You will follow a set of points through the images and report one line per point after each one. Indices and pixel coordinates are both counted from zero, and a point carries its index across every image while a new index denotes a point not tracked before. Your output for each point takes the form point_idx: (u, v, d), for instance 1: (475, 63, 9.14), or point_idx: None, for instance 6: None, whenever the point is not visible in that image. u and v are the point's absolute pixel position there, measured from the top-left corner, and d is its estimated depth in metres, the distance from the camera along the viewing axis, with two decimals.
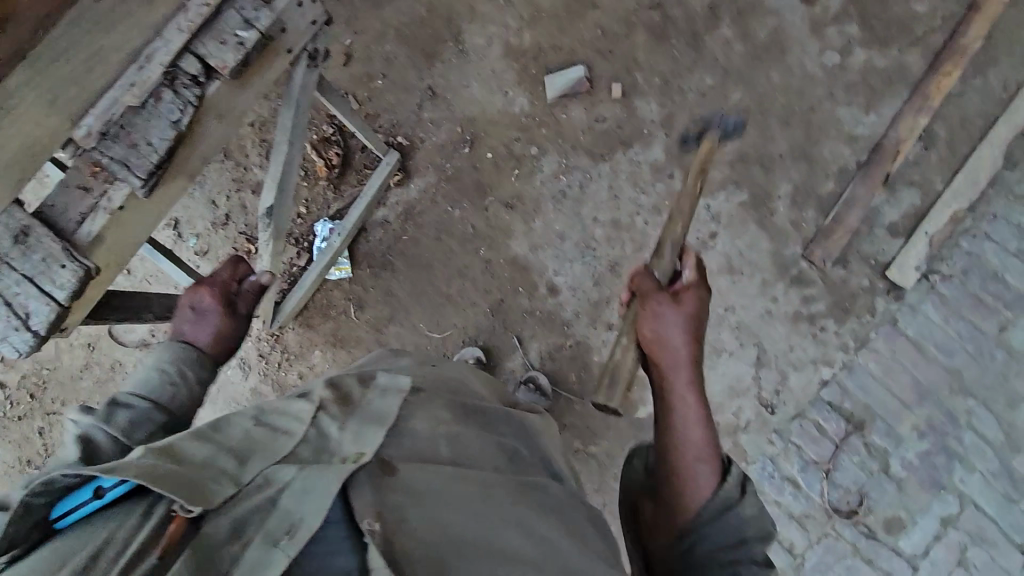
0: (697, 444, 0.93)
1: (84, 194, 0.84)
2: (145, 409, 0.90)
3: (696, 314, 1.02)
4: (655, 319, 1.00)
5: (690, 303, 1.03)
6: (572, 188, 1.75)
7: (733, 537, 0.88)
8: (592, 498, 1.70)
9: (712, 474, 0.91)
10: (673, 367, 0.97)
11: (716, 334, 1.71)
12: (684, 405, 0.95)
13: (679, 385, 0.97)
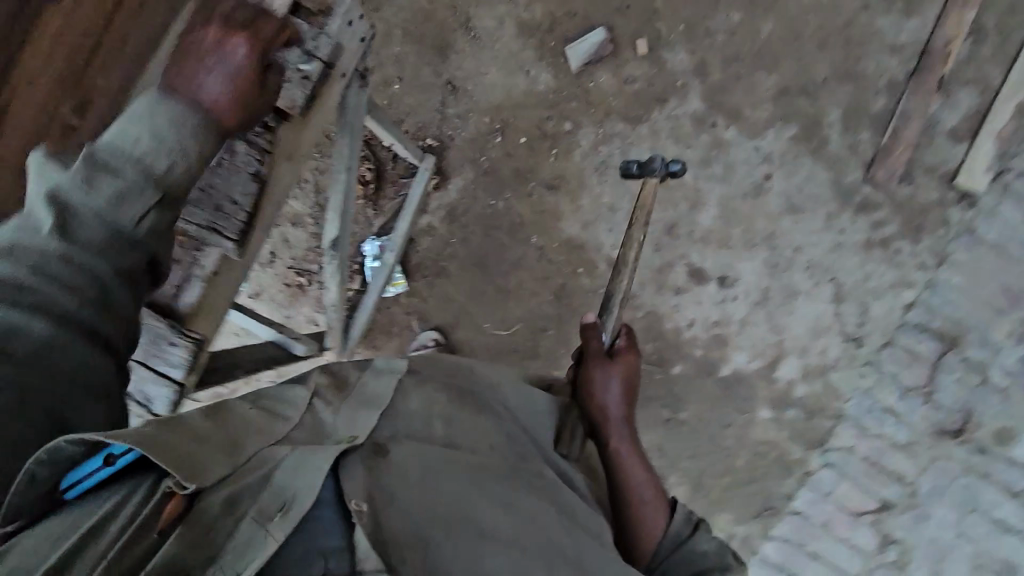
0: (642, 492, 0.99)
1: (177, 264, 0.81)
2: (131, 174, 0.71)
3: (628, 377, 1.13)
4: (592, 385, 1.10)
5: (624, 365, 1.14)
6: (614, 157, 1.68)
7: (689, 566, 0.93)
8: (691, 464, 1.67)
9: (660, 515, 0.97)
10: (610, 428, 1.05)
11: (788, 277, 1.66)
12: (626, 460, 1.03)
13: (620, 446, 1.04)
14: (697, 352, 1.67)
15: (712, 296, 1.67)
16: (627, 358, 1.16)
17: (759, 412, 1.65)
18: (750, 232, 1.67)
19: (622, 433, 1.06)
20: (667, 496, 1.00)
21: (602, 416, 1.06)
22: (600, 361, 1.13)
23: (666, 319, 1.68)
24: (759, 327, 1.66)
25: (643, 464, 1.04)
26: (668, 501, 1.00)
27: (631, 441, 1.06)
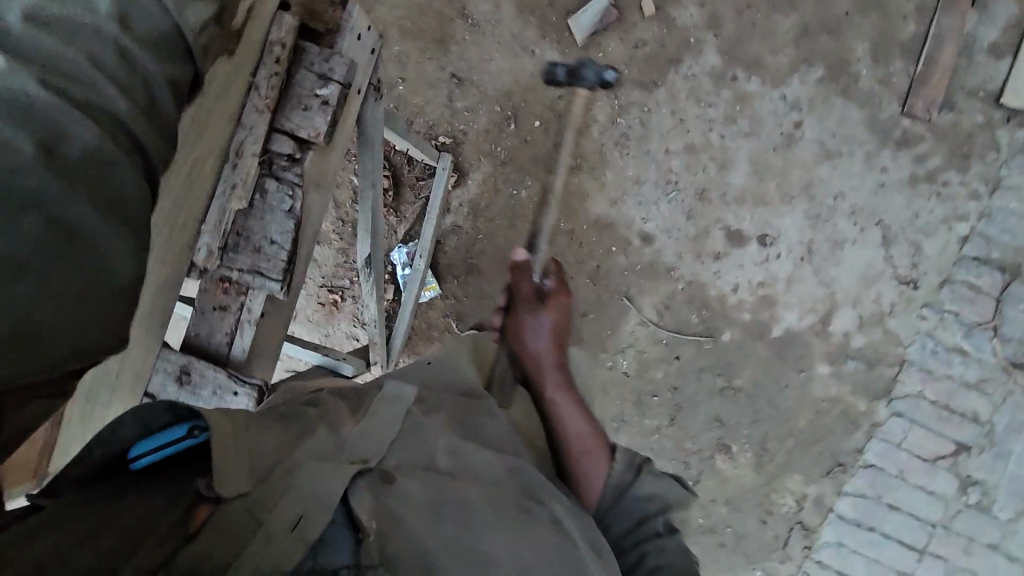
0: (581, 436, 0.95)
1: (225, 313, 0.78)
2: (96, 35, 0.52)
3: (557, 341, 1.20)
4: (525, 340, 1.19)
5: (552, 327, 1.23)
6: (634, 128, 1.62)
7: (638, 524, 0.85)
8: (753, 431, 1.62)
9: (602, 462, 0.90)
10: (546, 381, 1.08)
11: (832, 226, 1.59)
12: (561, 407, 1.02)
13: (555, 397, 1.04)
14: (746, 316, 1.62)
15: (753, 257, 1.61)
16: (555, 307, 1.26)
17: (817, 368, 1.60)
18: (786, 184, 1.60)
19: (558, 387, 1.08)
20: (607, 444, 0.94)
21: (536, 372, 1.10)
22: (538, 322, 1.22)
23: (708, 286, 1.63)
24: (807, 282, 1.61)
25: (580, 411, 1.02)
26: (608, 446, 0.94)
27: (565, 392, 1.07)
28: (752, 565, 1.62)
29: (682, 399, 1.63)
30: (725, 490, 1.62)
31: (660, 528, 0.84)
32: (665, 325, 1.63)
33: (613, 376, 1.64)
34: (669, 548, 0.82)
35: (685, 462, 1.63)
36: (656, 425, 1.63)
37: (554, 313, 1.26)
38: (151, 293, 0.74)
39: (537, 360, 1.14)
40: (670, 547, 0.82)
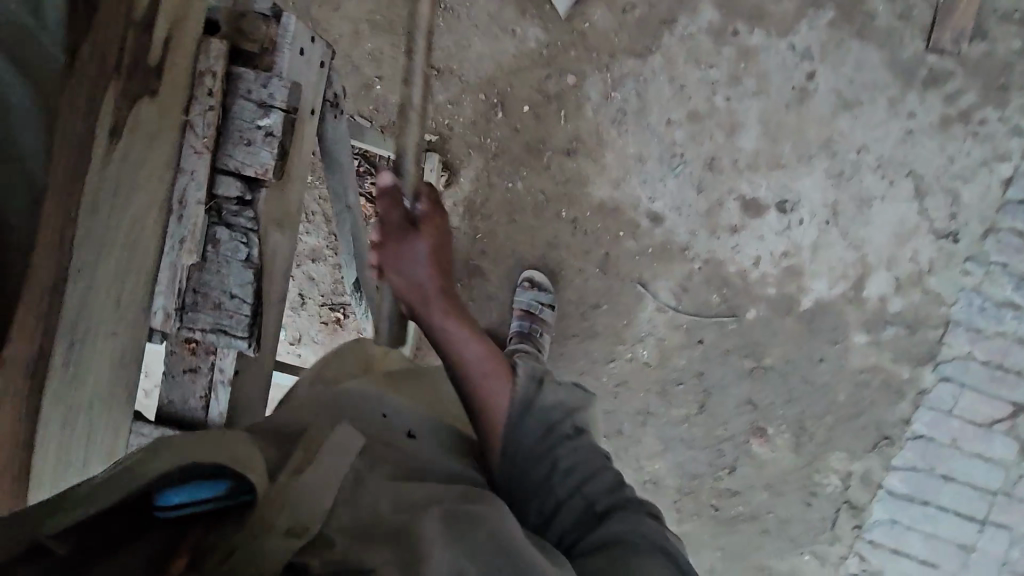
0: (477, 363, 0.84)
1: (195, 376, 0.72)
2: None
3: (434, 239, 0.93)
4: (394, 263, 0.91)
5: (426, 231, 0.93)
6: (631, 101, 1.50)
7: (548, 432, 0.80)
8: (791, 411, 1.52)
9: (503, 381, 0.83)
10: (427, 304, 0.89)
11: (858, 183, 1.46)
12: (451, 332, 0.87)
13: (440, 320, 0.88)
14: (771, 290, 1.51)
15: (773, 226, 1.50)
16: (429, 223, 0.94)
17: (853, 338, 1.49)
18: (803, 143, 1.47)
19: (443, 304, 0.89)
20: (507, 360, 0.85)
21: (413, 295, 0.90)
22: (399, 228, 0.91)
23: (727, 263, 1.52)
24: (835, 246, 1.48)
25: (474, 329, 0.88)
26: (510, 365, 0.85)
27: (451, 307, 0.90)
28: (799, 550, 1.55)
29: (709, 384, 1.53)
30: (765, 475, 1.54)
31: (569, 430, 0.81)
32: (684, 308, 1.53)
33: (634, 368, 1.56)
34: (582, 448, 0.80)
35: (719, 449, 1.55)
36: (685, 414, 1.55)
37: (424, 211, 0.95)
38: (106, 369, 0.64)
39: (413, 276, 0.90)
40: (582, 446, 0.80)
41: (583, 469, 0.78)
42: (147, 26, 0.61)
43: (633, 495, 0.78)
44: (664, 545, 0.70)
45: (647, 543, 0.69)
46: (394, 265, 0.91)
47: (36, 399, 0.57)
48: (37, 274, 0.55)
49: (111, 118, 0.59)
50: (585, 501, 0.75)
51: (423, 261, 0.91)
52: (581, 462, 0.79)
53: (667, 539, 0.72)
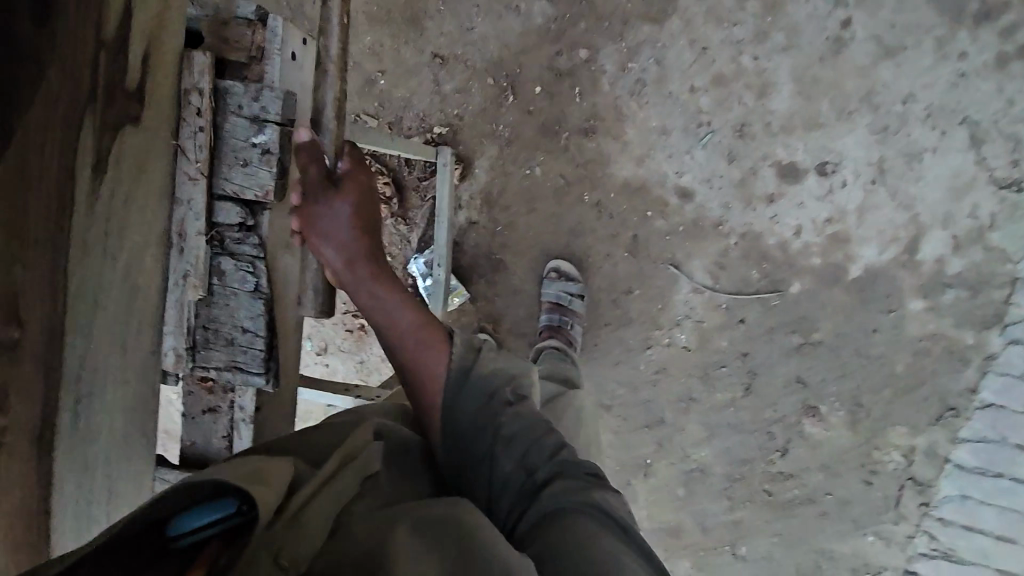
0: (410, 331, 0.80)
1: (216, 416, 0.73)
2: None
3: (363, 196, 0.74)
4: (313, 227, 0.71)
5: (352, 186, 0.73)
6: (650, 70, 1.40)
7: (487, 399, 0.78)
8: (845, 386, 1.43)
9: (441, 349, 0.80)
10: (357, 274, 0.76)
11: (906, 137, 1.34)
12: (383, 301, 0.80)
13: (372, 290, 0.78)
14: (815, 261, 1.41)
15: (814, 192, 1.39)
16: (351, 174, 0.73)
17: (908, 305, 1.39)
18: (841, 99, 1.35)
19: (375, 271, 0.77)
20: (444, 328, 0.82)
21: (341, 266, 0.74)
22: (317, 184, 0.70)
23: (766, 235, 1.42)
24: (884, 208, 1.37)
25: (405, 293, 0.82)
26: (445, 329, 0.83)
27: (383, 272, 0.79)
28: (862, 531, 1.47)
29: (755, 364, 1.45)
30: (820, 456, 1.46)
31: (511, 397, 0.79)
32: (722, 287, 1.45)
33: (673, 353, 1.48)
34: (526, 415, 0.78)
35: (769, 432, 1.47)
36: (730, 398, 1.47)
37: (346, 160, 0.73)
38: (119, 419, 0.62)
39: (339, 244, 0.73)
40: (525, 412, 0.78)
41: (527, 438, 0.75)
42: (119, 45, 0.55)
43: (573, 456, 0.75)
44: (604, 506, 0.69)
45: (587, 505, 0.68)
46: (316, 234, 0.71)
47: (46, 462, 0.54)
48: (33, 331, 0.51)
49: (92, 153, 0.54)
50: (524, 466, 0.73)
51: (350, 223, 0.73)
52: (526, 430, 0.76)
53: (606, 499, 0.70)
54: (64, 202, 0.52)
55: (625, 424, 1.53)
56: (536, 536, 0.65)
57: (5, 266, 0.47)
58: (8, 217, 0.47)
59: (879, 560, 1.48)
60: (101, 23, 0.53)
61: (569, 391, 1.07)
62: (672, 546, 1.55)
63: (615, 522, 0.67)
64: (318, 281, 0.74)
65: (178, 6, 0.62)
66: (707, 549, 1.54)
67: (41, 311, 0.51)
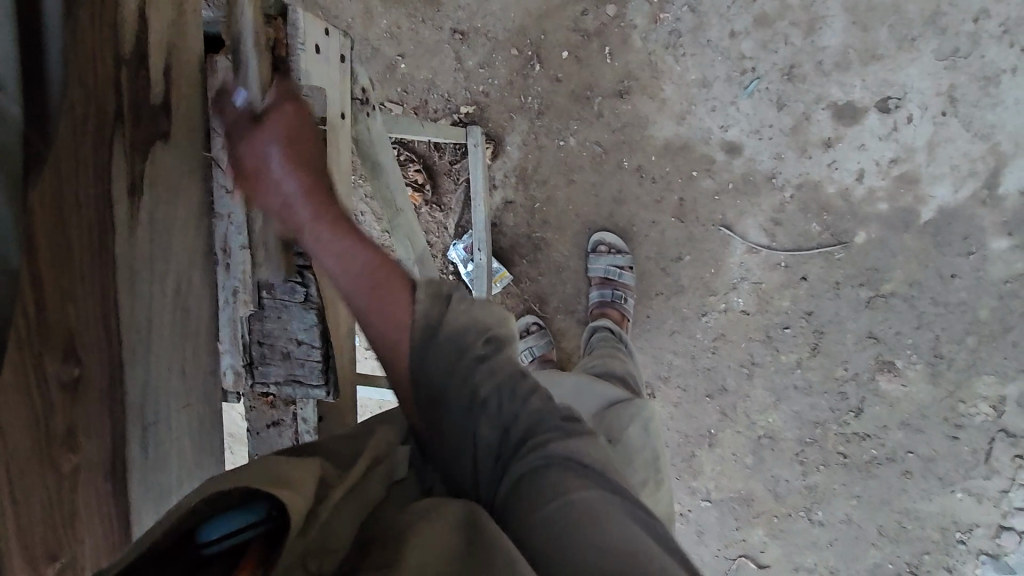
0: (359, 279, 0.64)
1: (281, 428, 0.74)
2: None
3: (294, 126, 0.62)
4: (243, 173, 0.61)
5: (280, 117, 0.62)
6: (685, 19, 1.30)
7: (459, 356, 0.63)
8: (923, 337, 1.33)
9: (404, 299, 0.64)
10: (296, 218, 0.63)
11: (980, 58, 1.21)
12: (327, 248, 0.64)
13: (313, 237, 0.64)
14: (883, 207, 1.30)
15: (876, 131, 1.28)
16: (283, 110, 0.62)
17: (990, 245, 1.28)
18: (902, 25, 1.23)
19: (314, 211, 0.63)
20: (408, 275, 0.67)
21: (279, 213, 0.63)
22: (236, 122, 0.61)
23: (825, 183, 1.32)
24: (958, 140, 1.25)
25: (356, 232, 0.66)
26: (411, 280, 0.66)
27: (336, 217, 0.64)
28: (949, 488, 1.39)
29: (822, 322, 1.37)
30: (898, 412, 1.38)
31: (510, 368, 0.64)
32: (780, 245, 1.36)
33: (731, 319, 1.41)
34: (521, 399, 0.63)
35: (841, 392, 1.40)
36: (797, 359, 1.40)
37: (274, 86, 0.63)
38: (186, 443, 0.61)
39: (274, 187, 0.61)
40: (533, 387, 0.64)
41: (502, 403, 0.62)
42: (138, 60, 0.52)
43: (545, 405, 0.63)
44: (569, 454, 0.58)
45: (561, 461, 0.57)
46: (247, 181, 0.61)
47: (123, 494, 0.54)
48: (92, 364, 0.50)
49: (126, 176, 0.52)
50: None
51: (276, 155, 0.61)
52: (522, 416, 0.62)
53: (579, 445, 0.59)
54: (106, 231, 0.50)
55: (686, 395, 1.48)
56: (515, 511, 0.55)
57: (56, 304, 0.47)
58: (53, 255, 0.46)
59: (970, 518, 1.39)
60: (118, 39, 0.50)
61: (632, 399, 0.92)
62: (745, 516, 1.51)
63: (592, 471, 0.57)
64: (270, 241, 0.66)
65: (195, 11, 0.59)
66: (782, 516, 1.48)
67: (99, 348, 0.50)
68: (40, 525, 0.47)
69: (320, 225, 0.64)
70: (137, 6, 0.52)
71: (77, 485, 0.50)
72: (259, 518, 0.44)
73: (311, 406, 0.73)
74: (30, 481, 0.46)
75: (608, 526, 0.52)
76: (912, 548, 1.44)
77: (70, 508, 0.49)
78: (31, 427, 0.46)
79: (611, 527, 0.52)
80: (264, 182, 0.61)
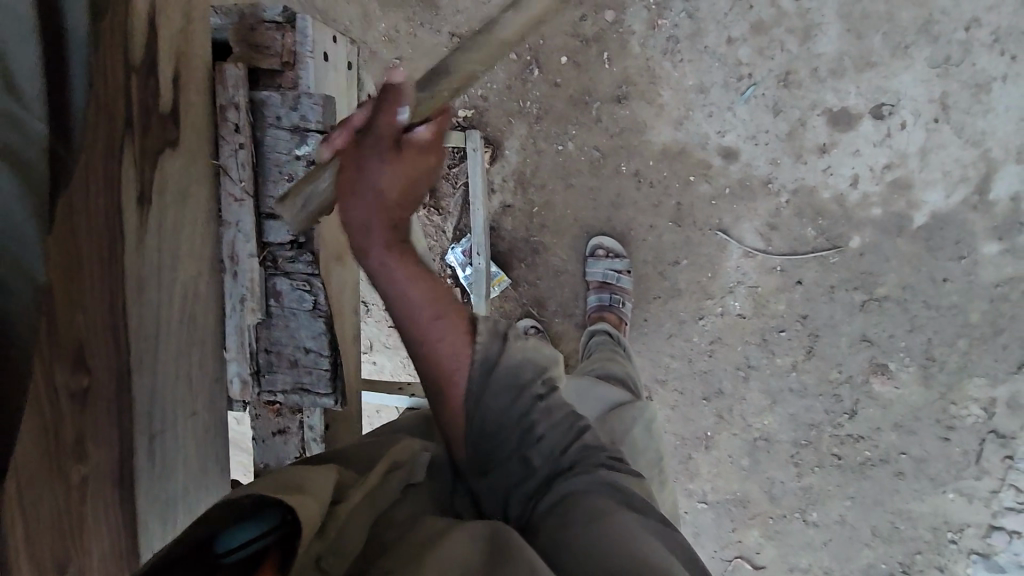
0: (420, 309, 0.62)
1: (286, 436, 0.74)
2: None
3: (418, 172, 0.60)
4: (346, 178, 0.59)
5: (415, 156, 0.59)
6: (683, 25, 1.31)
7: (516, 396, 0.64)
8: (915, 341, 1.36)
9: (459, 341, 0.63)
10: (368, 239, 0.60)
11: (972, 66, 1.23)
12: (391, 277, 0.61)
13: (379, 261, 0.61)
14: (877, 212, 1.32)
15: (870, 137, 1.30)
16: (428, 154, 0.60)
17: (981, 250, 1.30)
18: (895, 33, 1.25)
19: (391, 241, 0.61)
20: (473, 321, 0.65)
21: (355, 229, 0.60)
22: (377, 136, 0.58)
23: (820, 188, 1.33)
24: (951, 147, 1.27)
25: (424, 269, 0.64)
26: (470, 316, 0.65)
27: (409, 251, 0.62)
28: (941, 489, 1.41)
29: (816, 326, 1.39)
30: (891, 414, 1.40)
31: (542, 388, 0.65)
32: (775, 250, 1.37)
33: (727, 322, 1.42)
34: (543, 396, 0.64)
35: (835, 395, 1.41)
36: (792, 362, 1.41)
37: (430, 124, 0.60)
38: (193, 451, 0.61)
39: (367, 208, 0.59)
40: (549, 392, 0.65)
41: (553, 435, 0.64)
42: (149, 68, 0.52)
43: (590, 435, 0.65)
44: (613, 484, 0.60)
45: (604, 488, 0.60)
46: (348, 186, 0.59)
47: (129, 503, 0.53)
48: (99, 373, 0.49)
49: (135, 185, 0.51)
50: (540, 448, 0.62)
51: (390, 182, 0.58)
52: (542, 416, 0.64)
53: (625, 480, 0.61)
54: (115, 239, 0.50)
55: (682, 398, 1.49)
56: (552, 525, 0.56)
57: (65, 314, 0.46)
58: (63, 265, 0.46)
59: (961, 518, 1.42)
60: (128, 47, 0.50)
61: (634, 401, 0.93)
62: (741, 517, 1.52)
63: (634, 500, 0.59)
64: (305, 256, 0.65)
65: (203, 16, 0.58)
66: (777, 517, 1.50)
67: (108, 357, 0.50)
68: (50, 537, 0.47)
69: (396, 254, 0.61)
70: (147, 16, 0.52)
71: (85, 495, 0.49)
72: (273, 525, 0.44)
73: (318, 414, 0.73)
74: (39, 491, 0.46)
75: (637, 543, 0.52)
76: (905, 548, 1.46)
77: (79, 519, 0.49)
78: (40, 438, 0.45)
79: (637, 543, 0.53)
80: (363, 199, 0.59)
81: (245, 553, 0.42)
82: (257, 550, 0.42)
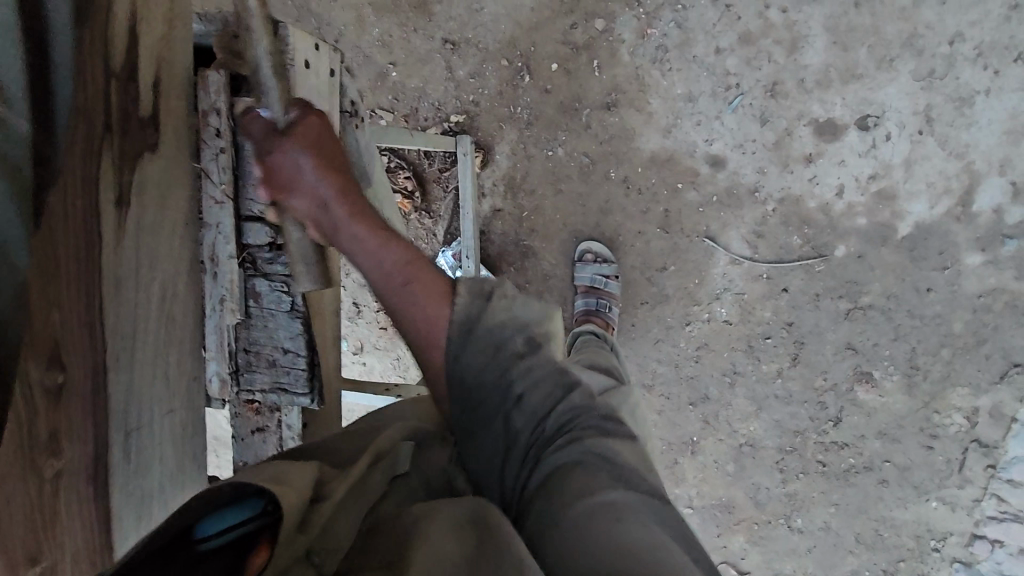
0: (393, 273, 0.68)
1: (265, 435, 0.75)
2: None
3: (316, 137, 0.65)
4: (276, 180, 0.64)
5: (307, 129, 0.65)
6: (672, 35, 1.33)
7: (488, 367, 0.66)
8: (898, 349, 1.37)
9: (434, 296, 0.67)
10: (332, 216, 0.66)
11: (955, 80, 1.25)
12: (359, 244, 0.67)
13: (348, 234, 0.67)
14: (861, 221, 1.34)
15: (855, 148, 1.31)
16: (309, 124, 0.65)
17: (965, 260, 1.31)
18: (880, 46, 1.26)
19: (348, 210, 0.67)
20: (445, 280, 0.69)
21: (314, 214, 0.66)
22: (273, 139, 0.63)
23: (806, 197, 1.35)
24: (934, 158, 1.29)
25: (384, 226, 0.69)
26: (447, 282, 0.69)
27: (361, 213, 0.67)
28: (924, 497, 1.42)
29: (802, 333, 1.40)
30: (875, 422, 1.41)
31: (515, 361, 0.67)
32: (762, 257, 1.39)
33: (713, 328, 1.44)
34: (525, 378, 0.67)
35: (820, 402, 1.42)
36: (778, 369, 1.43)
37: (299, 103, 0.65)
38: (172, 450, 0.62)
39: (307, 192, 0.65)
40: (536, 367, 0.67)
41: (535, 398, 0.66)
42: (128, 74, 0.54)
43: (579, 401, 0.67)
44: (597, 456, 0.61)
45: (596, 460, 0.61)
46: (291, 191, 0.64)
47: (105, 500, 0.55)
48: (75, 369, 0.51)
49: (114, 187, 0.53)
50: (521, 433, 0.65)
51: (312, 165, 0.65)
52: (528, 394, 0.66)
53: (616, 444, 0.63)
54: (93, 240, 0.51)
55: (669, 403, 1.50)
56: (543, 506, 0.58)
57: (41, 312, 0.48)
58: (40, 268, 0.48)
59: (944, 525, 1.43)
60: (108, 55, 0.52)
61: None
62: (726, 522, 1.53)
63: (625, 473, 0.60)
64: (306, 252, 0.67)
65: (184, 23, 0.60)
66: (762, 523, 1.51)
67: (83, 356, 0.51)
68: (23, 530, 0.49)
69: (355, 223, 0.67)
70: (128, 25, 0.54)
71: (58, 490, 0.51)
72: (253, 512, 0.45)
73: (296, 415, 0.74)
74: (10, 486, 0.48)
75: (623, 526, 0.54)
76: (888, 555, 1.47)
77: (51, 515, 0.50)
78: (15, 431, 0.47)
79: (630, 528, 0.54)
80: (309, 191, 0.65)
81: (225, 539, 0.43)
82: (245, 532, 0.44)
